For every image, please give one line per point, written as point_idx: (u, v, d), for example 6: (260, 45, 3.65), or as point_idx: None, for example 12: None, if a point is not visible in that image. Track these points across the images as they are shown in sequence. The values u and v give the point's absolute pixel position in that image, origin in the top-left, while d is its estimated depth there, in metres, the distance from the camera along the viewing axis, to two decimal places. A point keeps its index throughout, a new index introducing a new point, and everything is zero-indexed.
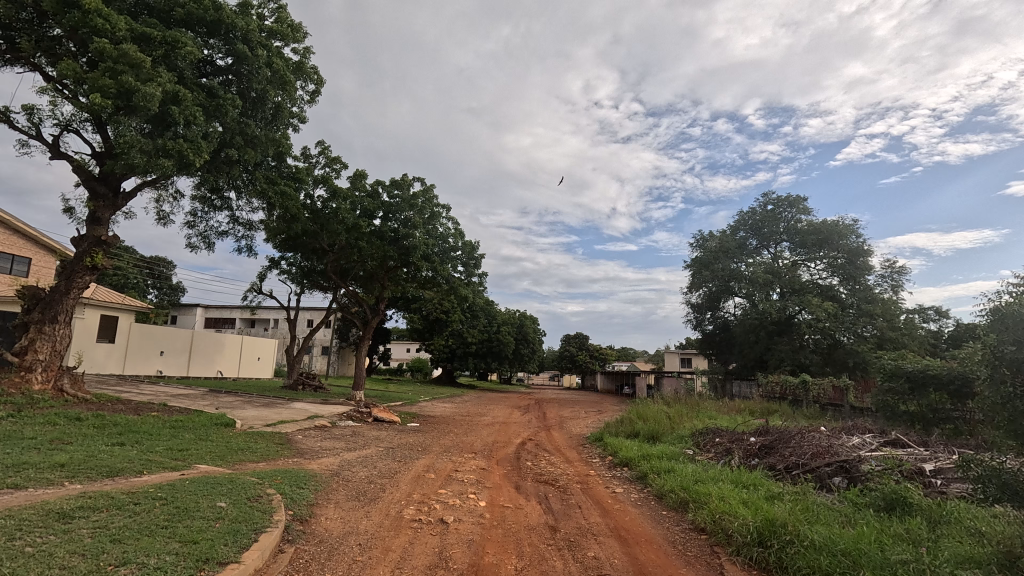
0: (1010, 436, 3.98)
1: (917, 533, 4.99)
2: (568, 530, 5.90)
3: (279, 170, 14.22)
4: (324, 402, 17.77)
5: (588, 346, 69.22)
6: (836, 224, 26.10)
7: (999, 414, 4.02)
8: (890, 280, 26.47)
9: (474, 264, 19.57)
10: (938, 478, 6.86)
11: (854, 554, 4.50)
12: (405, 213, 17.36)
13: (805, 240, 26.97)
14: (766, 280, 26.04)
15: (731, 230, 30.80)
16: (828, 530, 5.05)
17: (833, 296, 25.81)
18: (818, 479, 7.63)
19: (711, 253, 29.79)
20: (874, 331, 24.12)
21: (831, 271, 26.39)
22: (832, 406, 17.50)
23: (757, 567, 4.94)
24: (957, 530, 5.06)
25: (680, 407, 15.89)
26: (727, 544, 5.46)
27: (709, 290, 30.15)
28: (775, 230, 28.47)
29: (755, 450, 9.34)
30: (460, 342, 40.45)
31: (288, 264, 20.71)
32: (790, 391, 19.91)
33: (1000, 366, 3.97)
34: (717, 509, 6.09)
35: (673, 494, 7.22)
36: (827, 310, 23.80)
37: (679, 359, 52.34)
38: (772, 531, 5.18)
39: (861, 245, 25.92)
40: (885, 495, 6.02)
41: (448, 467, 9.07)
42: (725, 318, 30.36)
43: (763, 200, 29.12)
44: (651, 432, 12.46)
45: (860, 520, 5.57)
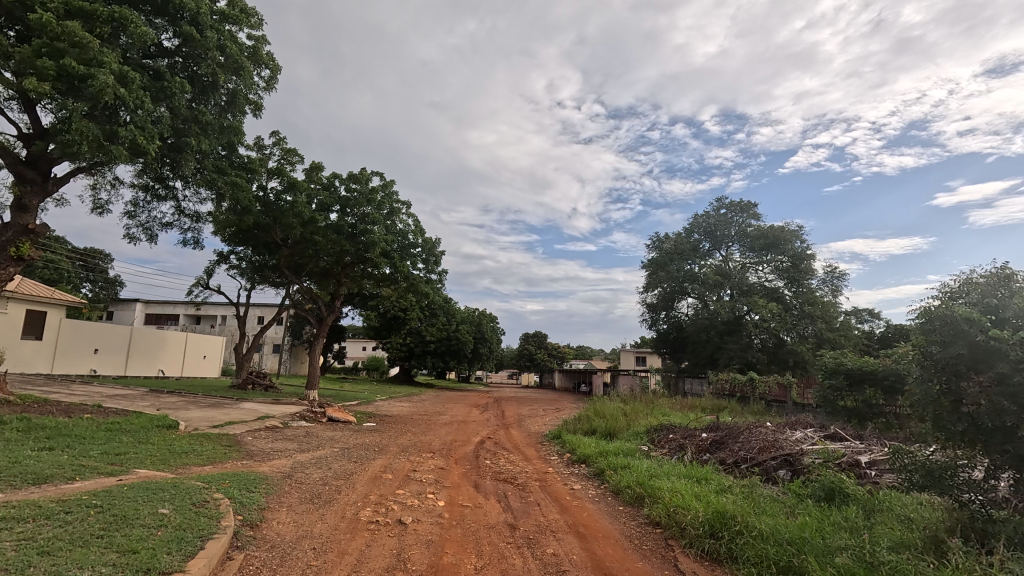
0: (936, 431, 4.34)
1: (855, 522, 5.28)
2: (528, 528, 5.93)
3: (230, 160, 13.64)
4: (276, 402, 17.20)
5: (547, 345, 70.00)
6: (783, 230, 27.34)
7: (926, 411, 4.38)
8: (830, 284, 28.01)
9: (434, 261, 19.38)
10: (873, 469, 7.32)
11: (798, 543, 4.68)
12: (363, 208, 16.96)
13: (755, 244, 28.14)
14: (717, 281, 27.10)
15: (685, 231, 31.47)
16: (773, 520, 5.27)
17: (778, 298, 27.05)
18: (765, 472, 7.97)
19: (666, 254, 30.51)
20: (814, 332, 25.48)
21: (777, 274, 27.62)
22: (776, 403, 18.41)
23: (709, 558, 5.12)
24: (889, 516, 5.40)
25: (634, 405, 16.27)
26: (681, 536, 5.63)
27: (664, 290, 30.87)
28: (726, 234, 29.44)
29: (706, 445, 9.70)
30: (417, 340, 39.92)
31: (238, 258, 19.91)
32: (738, 389, 20.92)
33: (928, 364, 4.34)
34: (671, 503, 6.26)
35: (628, 490, 7.39)
36: (772, 310, 25.04)
37: (634, 358, 53.67)
38: (724, 523, 5.39)
39: (806, 251, 27.24)
40: (824, 485, 6.38)
41: (406, 467, 8.94)
42: (679, 318, 31.15)
43: (716, 204, 30.02)
44: (608, 429, 12.74)
45: (802, 510, 5.85)
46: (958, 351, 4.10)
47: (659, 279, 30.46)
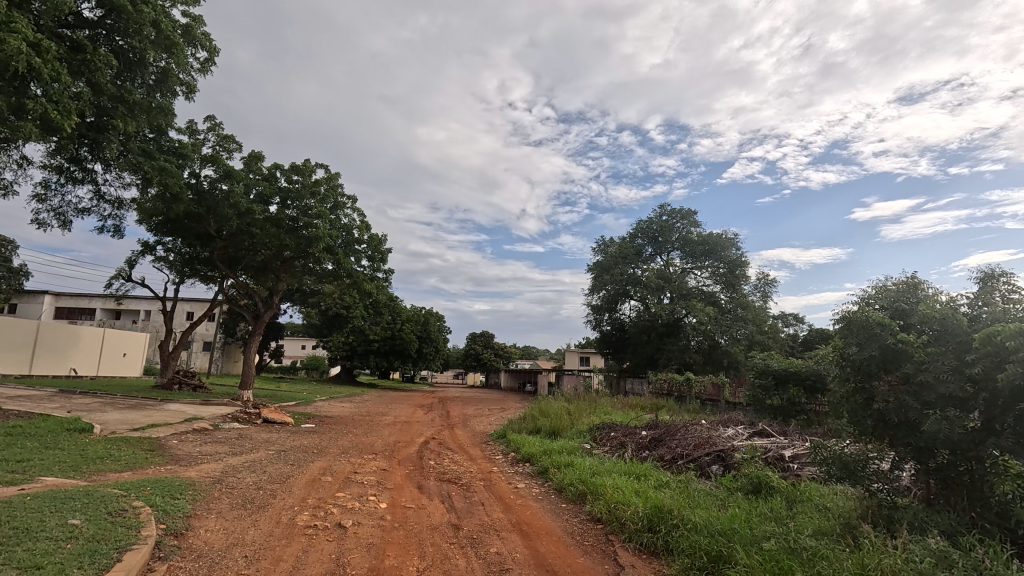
0: (850, 425, 4.75)
1: (778, 512, 5.64)
2: (472, 528, 5.92)
3: (159, 144, 12.72)
4: (205, 403, 16.19)
5: (493, 345, 70.07)
6: (720, 238, 28.78)
7: (844, 408, 4.77)
8: (761, 290, 29.75)
9: (379, 258, 18.95)
10: (795, 463, 7.85)
11: (728, 533, 4.93)
12: (306, 201, 16.31)
13: (694, 250, 29.45)
14: (658, 285, 28.13)
15: (629, 236, 32.44)
16: (706, 513, 5.54)
17: (714, 302, 28.41)
18: (699, 467, 8.35)
19: (611, 258, 31.32)
20: (745, 334, 27.02)
21: (714, 279, 28.96)
22: (710, 402, 19.35)
23: (647, 551, 5.30)
24: (808, 506, 5.81)
25: (578, 404, 16.60)
26: (620, 531, 5.80)
27: (608, 292, 31.70)
28: (667, 240, 30.62)
29: (645, 443, 10.04)
30: (361, 339, 39.06)
31: (166, 249, 18.59)
32: (675, 389, 21.82)
33: (847, 364, 4.71)
34: (612, 499, 6.45)
35: (571, 487, 7.53)
36: (709, 313, 26.29)
37: (578, 358, 54.79)
38: (661, 517, 5.60)
39: (740, 258, 28.77)
40: (752, 479, 6.78)
41: (346, 469, 8.68)
42: (622, 320, 32.07)
43: (659, 210, 31.16)
44: (552, 428, 12.92)
45: (732, 502, 6.18)
46: (871, 352, 4.50)
47: (604, 282, 31.26)
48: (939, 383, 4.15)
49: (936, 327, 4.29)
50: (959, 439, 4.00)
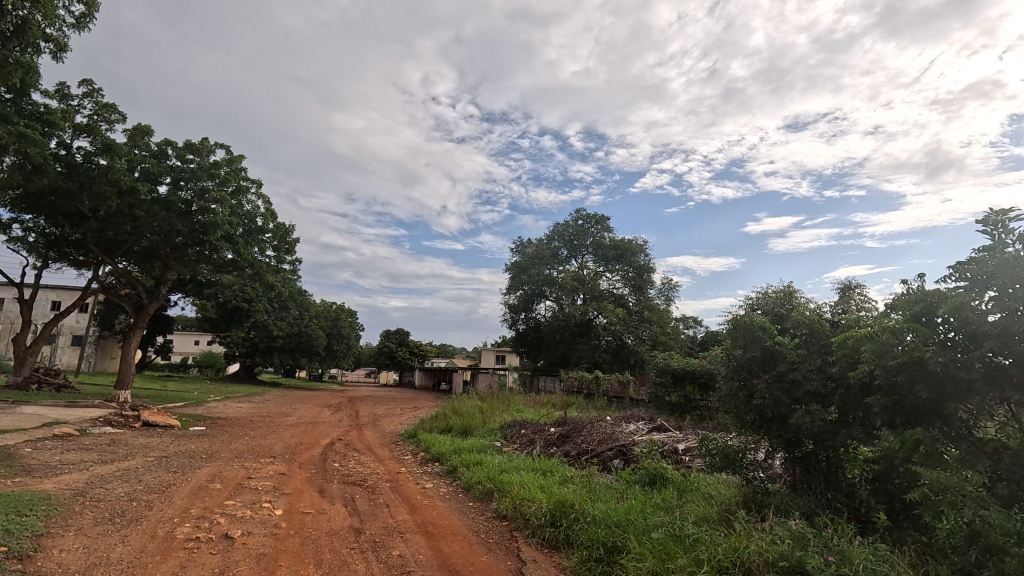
0: (734, 419, 5.21)
1: (669, 501, 6.05)
2: (374, 531, 5.73)
3: (17, 106, 11.00)
4: (71, 405, 14.28)
5: (408, 343, 68.70)
6: (630, 243, 30.40)
7: (728, 404, 5.22)
8: (665, 294, 31.80)
9: (286, 249, 17.84)
10: (686, 455, 8.48)
11: (623, 524, 5.20)
12: (202, 183, 14.94)
13: (606, 254, 30.84)
14: (572, 286, 29.12)
15: (547, 238, 33.26)
16: (605, 505, 5.80)
17: (623, 304, 29.92)
18: (602, 462, 8.76)
19: (529, 258, 31.91)
20: (650, 335, 28.72)
21: (624, 283, 30.49)
22: (616, 398, 20.38)
23: (548, 545, 5.46)
24: (695, 495, 6.29)
25: (491, 402, 16.74)
26: (524, 527, 5.91)
27: (525, 292, 32.28)
28: (582, 243, 31.78)
29: (553, 439, 10.35)
30: (263, 335, 36.13)
31: (25, 229, 16.16)
32: (585, 386, 22.71)
33: (732, 364, 5.17)
34: (518, 496, 6.55)
35: (479, 485, 7.55)
36: (618, 314, 27.66)
37: (493, 356, 55.28)
38: (563, 511, 5.78)
39: (647, 263, 30.56)
40: (648, 472, 7.22)
41: (238, 475, 8.04)
42: (537, 319, 32.80)
43: (575, 214, 32.26)
44: (463, 426, 12.90)
45: (629, 494, 6.54)
46: (752, 353, 4.97)
47: (521, 282, 31.79)
48: (806, 381, 4.65)
49: (805, 331, 4.82)
50: (820, 431, 4.51)
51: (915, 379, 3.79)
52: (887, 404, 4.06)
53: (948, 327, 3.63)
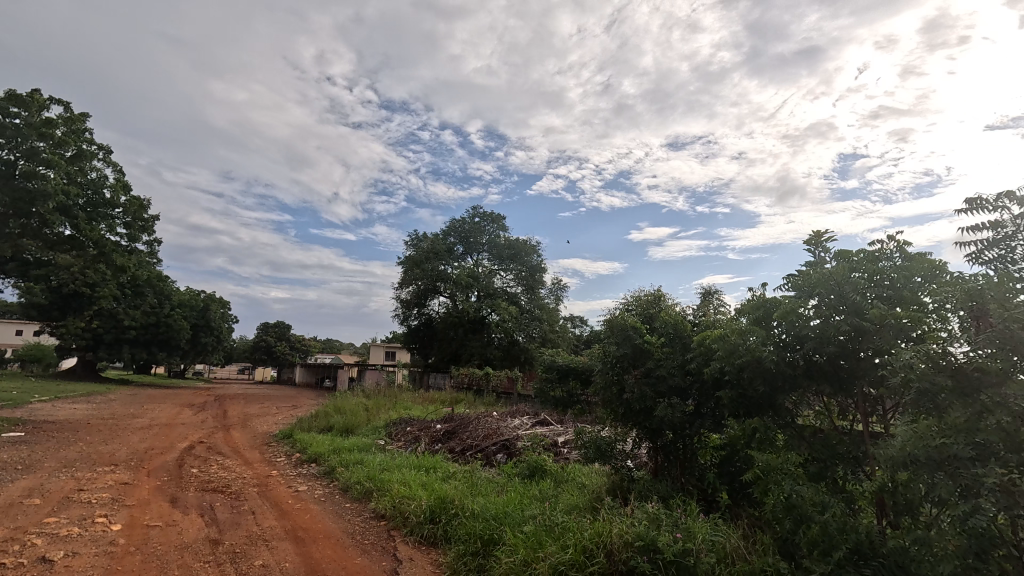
0: (607, 412, 5.59)
1: (546, 492, 6.31)
2: (234, 541, 5.24)
3: None
4: None
5: (289, 337, 64.05)
6: (523, 243, 31.23)
7: (602, 397, 5.59)
8: (554, 293, 33.10)
9: (141, 228, 15.68)
10: (565, 447, 8.90)
11: (501, 517, 5.31)
12: (30, 143, 12.58)
13: (500, 253, 31.35)
14: (466, 283, 29.18)
15: (442, 233, 32.94)
16: (484, 499, 5.88)
17: (515, 302, 30.61)
18: (486, 457, 8.88)
19: (423, 253, 31.37)
20: (539, 333, 29.69)
21: (517, 282, 31.19)
22: (504, 394, 20.82)
23: (426, 543, 5.42)
24: (570, 485, 6.63)
25: (377, 399, 16.18)
26: (402, 526, 5.79)
27: (418, 287, 31.68)
28: (477, 241, 31.96)
29: (439, 435, 10.28)
30: (109, 327, 31.65)
31: None
32: (475, 382, 22.88)
33: (607, 360, 5.54)
34: (397, 494, 6.39)
35: (357, 486, 7.25)
36: (510, 312, 28.25)
37: (383, 352, 53.57)
38: (442, 508, 5.75)
39: (539, 263, 31.58)
40: (529, 464, 7.47)
41: (65, 487, 6.88)
42: (429, 315, 32.35)
43: (472, 212, 32.35)
44: (345, 425, 12.32)
45: (509, 487, 6.71)
46: (625, 350, 5.36)
47: (414, 276, 31.16)
48: (669, 376, 5.12)
49: (670, 330, 5.28)
50: (679, 421, 4.99)
51: (754, 375, 4.33)
52: (732, 397, 4.60)
53: (780, 329, 4.15)
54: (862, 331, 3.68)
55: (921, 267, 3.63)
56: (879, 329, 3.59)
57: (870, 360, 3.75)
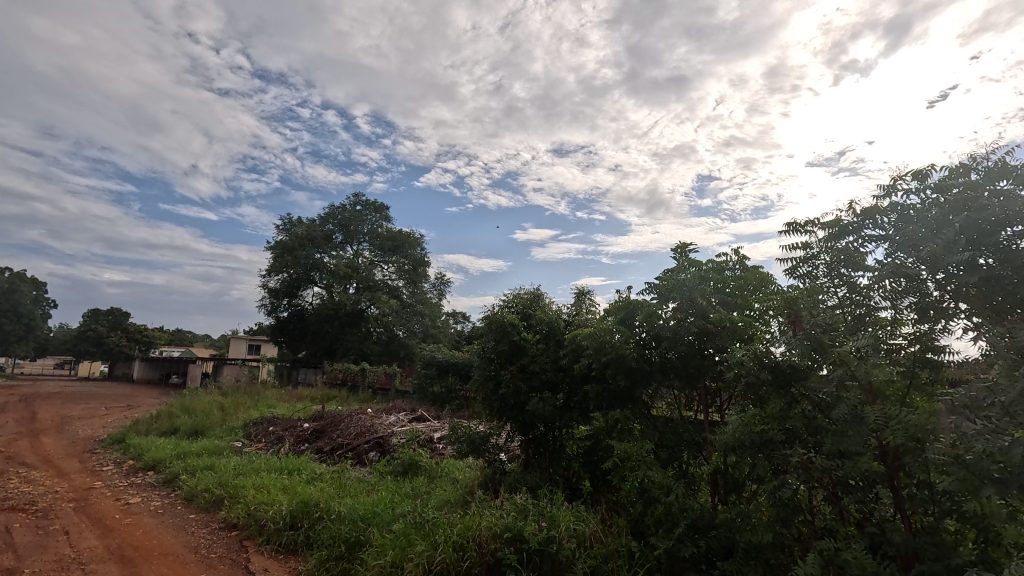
0: (483, 407, 5.69)
1: (418, 489, 6.22)
2: (37, 569, 4.38)
3: None
4: None
5: (127, 326, 55.43)
6: (407, 236, 30.47)
7: (480, 394, 5.67)
8: (438, 288, 32.75)
9: None
10: (441, 443, 8.86)
11: (369, 517, 5.12)
12: None
13: (382, 244, 30.22)
14: (344, 274, 27.67)
15: (319, 220, 30.84)
16: (351, 500, 5.61)
17: (397, 296, 29.73)
18: (357, 456, 8.50)
19: (297, 239, 29.12)
20: (421, 328, 29.17)
21: (399, 275, 30.29)
22: (381, 391, 20.18)
23: (284, 551, 5.03)
24: (443, 480, 6.62)
25: (235, 398, 14.65)
26: (258, 535, 5.31)
27: (289, 276, 29.35)
28: (358, 230, 30.45)
29: (306, 435, 9.61)
30: None
31: None
32: (350, 378, 21.78)
33: (485, 356, 5.65)
34: (253, 501, 5.83)
35: (205, 494, 6.49)
36: (390, 306, 27.38)
37: (246, 346, 48.74)
38: (305, 512, 5.38)
39: (423, 257, 31.01)
40: (403, 462, 7.31)
41: None
42: (301, 306, 30.12)
43: (353, 199, 30.75)
44: (194, 427, 10.97)
45: (380, 486, 6.50)
46: (504, 346, 5.51)
47: (286, 264, 28.80)
48: (542, 371, 5.34)
49: (545, 327, 5.50)
50: (549, 415, 5.22)
51: (617, 370, 4.69)
52: (598, 390, 4.92)
53: (641, 328, 4.53)
54: (706, 331, 4.17)
55: (754, 278, 4.21)
56: (721, 330, 4.10)
57: (712, 357, 4.25)
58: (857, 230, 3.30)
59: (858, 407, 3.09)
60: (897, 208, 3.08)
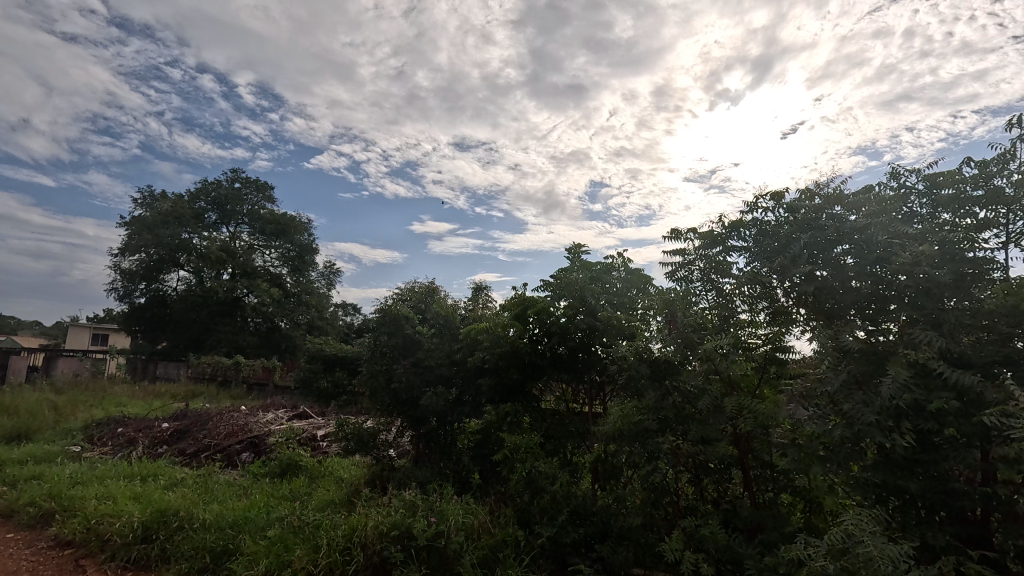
0: (373, 402, 5.50)
1: (298, 491, 5.83)
2: None
3: None
4: None
5: None
6: (293, 220, 28.34)
7: (369, 389, 5.47)
8: (326, 278, 30.88)
9: None
10: (324, 441, 8.38)
11: (240, 524, 4.70)
12: None
13: (264, 227, 27.77)
14: (217, 258, 25.01)
15: (189, 196, 27.52)
16: (219, 506, 5.11)
17: (279, 284, 27.50)
18: (227, 458, 7.75)
19: (160, 216, 25.76)
20: (306, 319, 27.29)
21: (282, 261, 28.05)
22: (258, 386, 18.65)
23: (133, 568, 4.43)
24: (326, 480, 6.28)
25: (73, 395, 12.57)
26: (99, 552, 4.62)
27: (149, 257, 25.88)
28: (236, 210, 27.69)
29: (164, 437, 8.55)
30: None
31: None
32: (220, 372, 19.73)
33: (376, 349, 5.49)
34: (94, 513, 5.06)
35: (30, 509, 5.49)
36: (272, 295, 25.30)
37: (90, 335, 42.04)
38: (161, 522, 4.78)
39: (311, 244, 29.02)
40: (281, 462, 6.81)
41: None
42: (163, 292, 26.72)
43: (231, 175, 27.88)
44: (16, 431, 9.23)
45: (254, 489, 5.99)
46: (397, 339, 5.37)
47: (145, 243, 25.36)
48: (436, 366, 5.29)
49: (440, 321, 5.45)
50: (441, 409, 5.19)
51: (509, 364, 4.80)
52: (491, 384, 4.91)
53: (534, 325, 4.68)
54: (594, 328, 4.42)
55: (638, 280, 4.54)
56: (607, 328, 4.37)
57: (598, 353, 4.51)
58: (724, 241, 3.69)
59: (718, 399, 3.48)
60: (757, 223, 3.51)
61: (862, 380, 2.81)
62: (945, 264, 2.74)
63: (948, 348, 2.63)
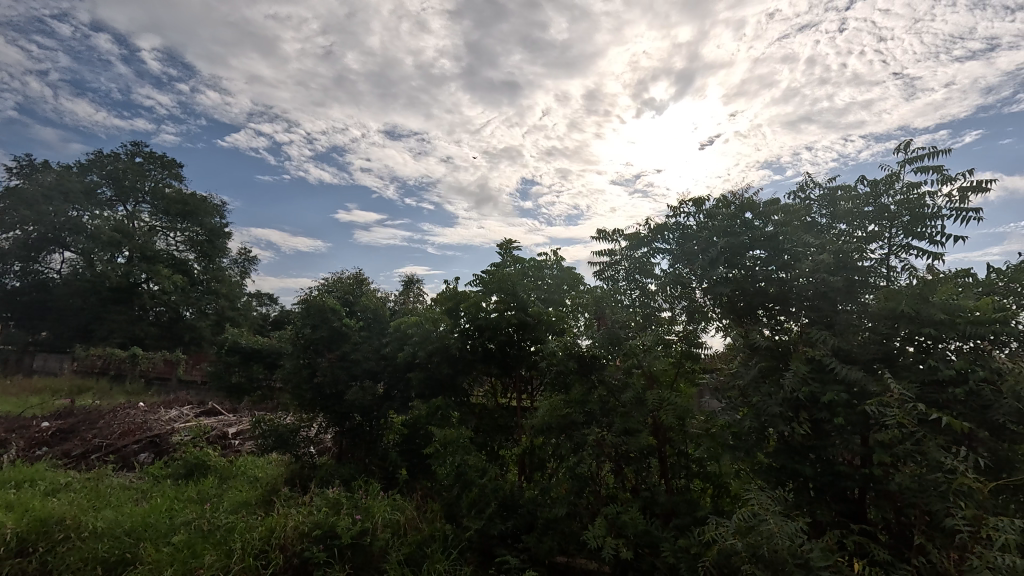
0: (294, 398, 5.24)
1: (207, 493, 5.42)
2: None
3: None
4: None
5: None
6: (203, 202, 26.10)
7: (291, 383, 5.20)
8: (241, 265, 28.84)
9: None
10: (237, 439, 7.86)
11: (139, 530, 4.31)
12: None
13: (169, 207, 25.26)
14: (111, 239, 22.46)
15: (78, 168, 24.36)
16: (114, 512, 4.64)
17: (185, 271, 25.14)
18: (121, 459, 7.03)
19: (42, 189, 22.75)
20: (214, 309, 25.17)
21: (188, 245, 25.66)
22: (158, 380, 17.27)
23: None
24: (239, 480, 5.89)
25: None
26: None
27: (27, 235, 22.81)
28: (135, 186, 25.02)
29: (44, 437, 7.60)
30: None
31: None
32: (113, 366, 17.80)
33: (300, 342, 5.26)
34: None
35: None
36: (175, 282, 23.19)
37: None
38: (41, 532, 4.23)
39: (222, 228, 26.83)
40: (186, 462, 6.30)
41: None
42: (44, 275, 23.67)
43: (131, 148, 25.17)
44: None
45: (155, 493, 5.49)
46: (322, 332, 5.17)
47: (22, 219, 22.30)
48: (364, 360, 5.13)
49: (369, 314, 5.29)
50: (367, 404, 5.05)
51: (440, 358, 4.75)
52: (421, 378, 4.84)
53: (465, 320, 4.66)
54: (524, 324, 4.48)
55: (568, 277, 4.66)
56: (537, 323, 4.45)
57: (528, 348, 4.58)
58: (649, 243, 3.89)
59: (641, 392, 3.66)
60: (679, 228, 3.74)
61: (766, 373, 3.11)
62: (839, 270, 3.06)
63: (839, 346, 2.95)
